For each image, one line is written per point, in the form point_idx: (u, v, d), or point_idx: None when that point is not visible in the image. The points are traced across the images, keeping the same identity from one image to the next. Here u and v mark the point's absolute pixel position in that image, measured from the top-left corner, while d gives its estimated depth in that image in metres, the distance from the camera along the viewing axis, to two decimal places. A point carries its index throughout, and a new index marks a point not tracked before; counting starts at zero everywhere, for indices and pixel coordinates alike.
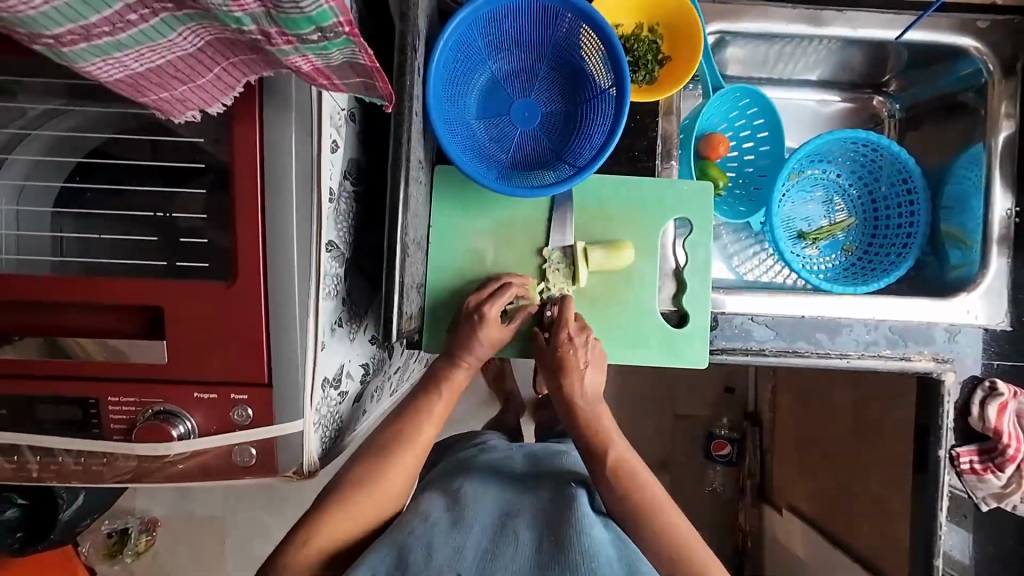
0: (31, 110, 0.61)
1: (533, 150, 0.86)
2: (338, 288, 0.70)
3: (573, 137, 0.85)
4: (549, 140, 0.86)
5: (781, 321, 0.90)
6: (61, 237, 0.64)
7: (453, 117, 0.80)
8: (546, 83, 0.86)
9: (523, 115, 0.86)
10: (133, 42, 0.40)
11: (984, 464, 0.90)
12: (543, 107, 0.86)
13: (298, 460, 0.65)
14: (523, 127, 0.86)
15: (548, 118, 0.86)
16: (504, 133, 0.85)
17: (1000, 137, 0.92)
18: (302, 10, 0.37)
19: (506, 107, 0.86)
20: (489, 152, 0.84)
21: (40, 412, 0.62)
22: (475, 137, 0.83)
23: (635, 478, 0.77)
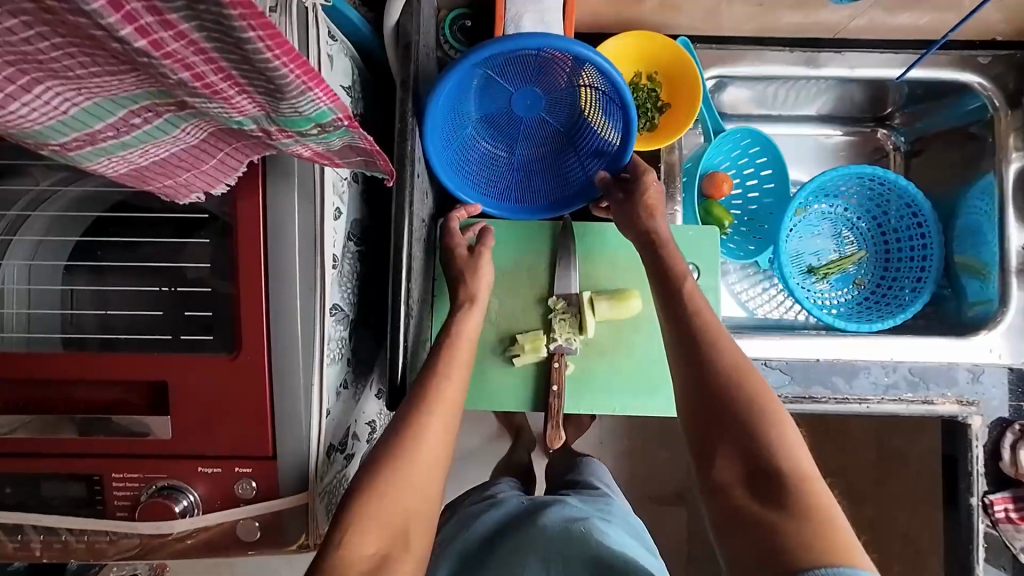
0: (33, 190, 0.61)
1: (540, 142, 0.85)
2: (343, 351, 0.69)
3: (580, 133, 0.84)
4: (555, 132, 0.85)
5: (794, 365, 0.88)
6: (72, 313, 0.64)
7: (454, 139, 0.81)
8: (544, 70, 0.77)
9: (525, 108, 0.81)
10: (138, 142, 0.41)
11: (1019, 513, 0.86)
12: (546, 99, 0.81)
13: (303, 533, 0.63)
14: (526, 118, 0.83)
15: (552, 101, 0.81)
16: (504, 124, 0.84)
17: (1010, 169, 0.91)
18: (300, 112, 0.36)
19: (507, 98, 0.80)
20: (496, 151, 0.85)
21: (44, 489, 0.61)
22: (480, 145, 0.84)
23: (730, 346, 0.68)
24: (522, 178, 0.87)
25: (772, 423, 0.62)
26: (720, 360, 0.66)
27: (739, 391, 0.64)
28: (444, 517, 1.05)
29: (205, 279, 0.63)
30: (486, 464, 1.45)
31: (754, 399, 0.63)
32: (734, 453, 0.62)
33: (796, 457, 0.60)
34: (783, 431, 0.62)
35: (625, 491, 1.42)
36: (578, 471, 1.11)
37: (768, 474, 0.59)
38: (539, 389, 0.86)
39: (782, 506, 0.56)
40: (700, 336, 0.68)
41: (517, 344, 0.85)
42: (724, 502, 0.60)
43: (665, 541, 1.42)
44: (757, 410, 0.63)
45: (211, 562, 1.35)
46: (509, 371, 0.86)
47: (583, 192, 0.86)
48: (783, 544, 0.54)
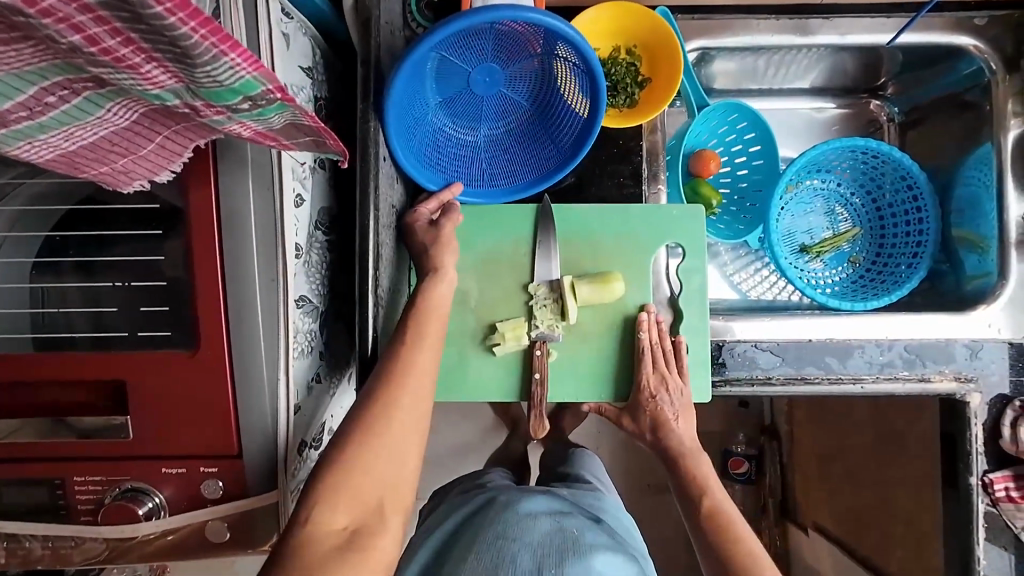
0: None
1: (507, 120, 0.82)
2: (313, 344, 0.67)
3: (548, 105, 0.80)
4: (521, 108, 0.81)
5: (787, 346, 0.84)
6: (42, 311, 0.60)
7: (417, 130, 0.77)
8: (499, 45, 0.72)
9: (485, 86, 0.77)
10: (58, 123, 0.38)
11: (1020, 491, 0.83)
12: (506, 73, 0.76)
13: (274, 533, 0.61)
14: (488, 96, 0.78)
15: (512, 77, 0.77)
16: (465, 106, 0.79)
17: (1009, 137, 0.87)
18: (222, 83, 0.33)
19: (464, 80, 0.76)
20: (459, 134, 0.81)
21: (4, 496, 0.59)
22: (442, 130, 0.80)
23: (703, 482, 0.78)
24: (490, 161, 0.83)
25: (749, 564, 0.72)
26: (702, 515, 0.77)
27: (724, 555, 0.73)
28: (432, 503, 1.04)
29: (159, 273, 0.60)
30: (481, 455, 1.43)
31: (729, 540, 0.74)
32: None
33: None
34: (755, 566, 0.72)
35: (622, 478, 1.41)
36: (570, 463, 1.09)
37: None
38: (522, 377, 0.83)
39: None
40: (687, 497, 0.78)
41: (497, 333, 0.82)
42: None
43: (663, 528, 1.40)
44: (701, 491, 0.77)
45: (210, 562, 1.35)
46: (491, 361, 0.83)
47: (562, 163, 0.80)
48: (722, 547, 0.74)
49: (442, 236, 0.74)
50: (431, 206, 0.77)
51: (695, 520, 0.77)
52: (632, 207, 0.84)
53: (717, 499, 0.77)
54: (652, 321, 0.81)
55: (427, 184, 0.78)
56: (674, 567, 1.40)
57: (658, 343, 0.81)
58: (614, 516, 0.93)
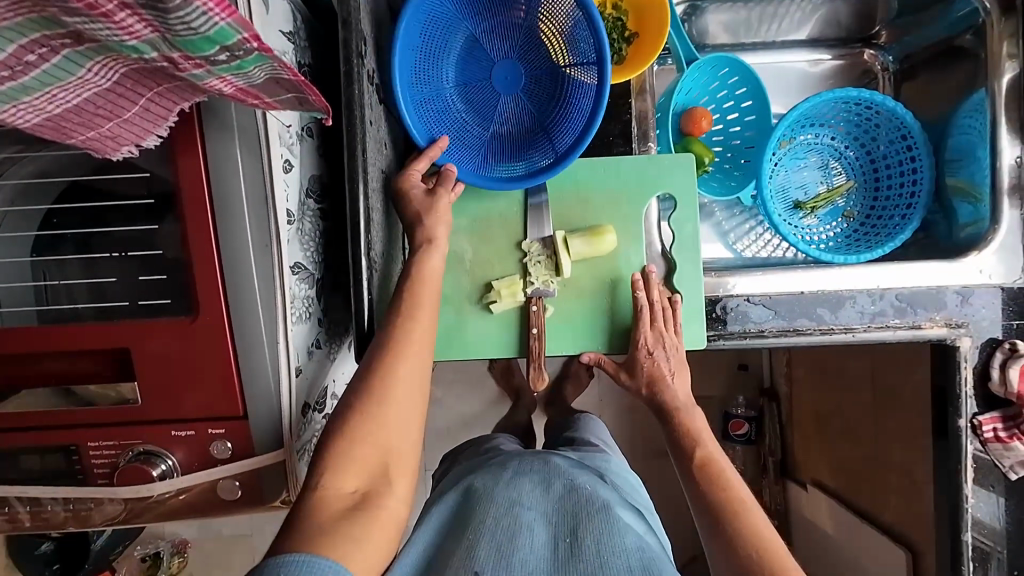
0: None
1: (516, 120, 0.82)
2: (311, 309, 0.68)
3: (557, 108, 0.80)
4: (532, 107, 0.82)
5: (779, 299, 0.85)
6: (44, 284, 0.61)
7: (425, 97, 0.78)
8: (529, 44, 0.80)
9: (504, 83, 0.81)
10: (39, 84, 0.38)
11: (1008, 432, 0.85)
12: (525, 71, 0.81)
13: (284, 490, 0.64)
14: (504, 92, 0.81)
15: (532, 79, 0.81)
16: (482, 99, 0.81)
17: (1004, 80, 0.84)
18: (196, 30, 0.34)
19: (486, 72, 0.81)
20: (467, 124, 0.81)
21: (23, 462, 0.62)
22: (454, 113, 0.80)
23: (699, 430, 0.80)
24: (499, 154, 0.82)
25: (739, 509, 0.72)
26: (696, 466, 0.77)
27: (715, 500, 0.74)
28: (443, 470, 1.07)
29: (154, 242, 0.61)
30: (487, 426, 1.46)
31: (721, 485, 0.75)
32: (721, 542, 0.70)
33: (764, 543, 0.69)
34: (744, 514, 0.72)
35: (627, 444, 1.44)
36: (574, 428, 1.11)
37: (745, 562, 0.68)
38: (519, 338, 0.85)
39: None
40: (683, 447, 0.80)
41: (494, 291, 0.83)
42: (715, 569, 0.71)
43: (666, 489, 1.43)
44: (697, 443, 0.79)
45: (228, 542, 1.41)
46: (489, 319, 0.85)
47: (553, 165, 0.77)
48: (717, 495, 0.74)
49: (434, 199, 0.73)
50: (421, 165, 0.74)
51: (690, 468, 0.78)
52: (624, 157, 0.83)
53: (712, 450, 0.79)
54: (650, 283, 0.82)
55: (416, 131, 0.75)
56: (677, 526, 1.44)
57: (659, 301, 0.82)
58: (621, 480, 0.94)
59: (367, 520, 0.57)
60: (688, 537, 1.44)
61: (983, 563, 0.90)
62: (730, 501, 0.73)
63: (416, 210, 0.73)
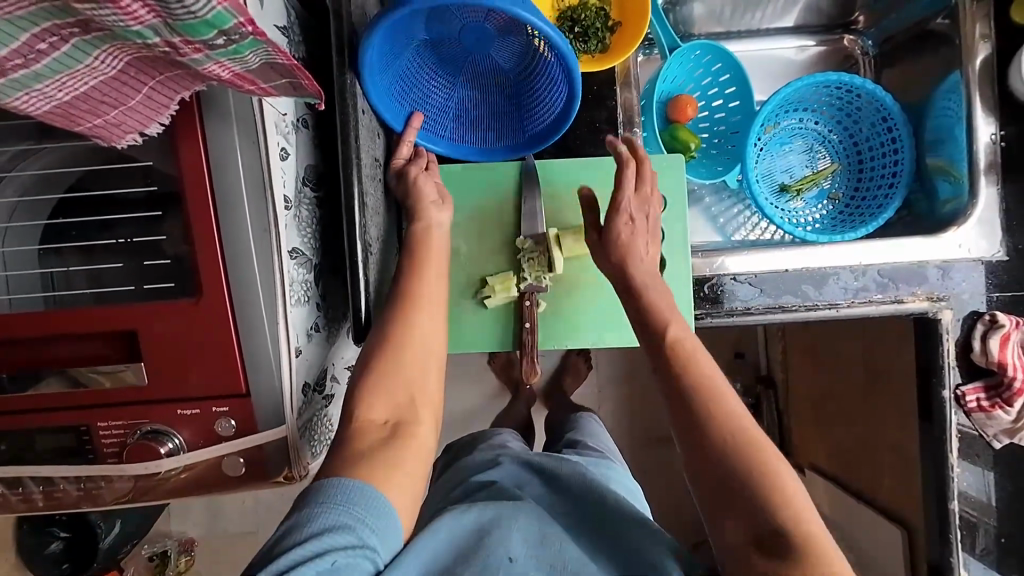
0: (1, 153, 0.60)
1: (485, 80, 0.80)
2: (309, 293, 0.71)
3: (530, 80, 0.78)
4: (504, 73, 0.79)
5: (764, 278, 0.88)
6: (53, 271, 0.64)
7: (393, 64, 0.75)
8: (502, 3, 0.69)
9: (475, 40, 0.74)
10: (51, 71, 0.41)
11: (991, 401, 0.87)
12: (499, 30, 0.72)
13: (286, 466, 0.66)
14: (474, 53, 0.76)
15: (505, 40, 0.74)
16: (452, 54, 0.76)
17: (977, 61, 0.87)
18: (196, 15, 0.36)
19: (455, 27, 0.72)
20: (433, 80, 0.80)
21: (38, 443, 0.65)
22: (426, 71, 0.79)
23: (682, 335, 0.69)
24: (474, 117, 0.83)
25: (749, 442, 0.60)
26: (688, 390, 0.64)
27: (716, 439, 0.61)
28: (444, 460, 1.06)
29: (159, 228, 0.63)
30: (487, 419, 1.48)
31: (715, 398, 0.63)
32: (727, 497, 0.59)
33: (785, 491, 0.58)
34: (751, 449, 0.60)
35: (627, 432, 1.46)
36: (576, 430, 1.12)
37: (764, 520, 0.57)
38: (513, 330, 0.87)
39: (776, 552, 0.55)
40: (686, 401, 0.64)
41: (488, 286, 0.85)
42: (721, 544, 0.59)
43: (666, 475, 1.45)
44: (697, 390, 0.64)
45: (230, 541, 1.42)
46: (484, 314, 0.86)
47: (512, 146, 0.83)
48: (717, 436, 0.61)
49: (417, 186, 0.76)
50: (404, 150, 0.78)
51: (675, 394, 0.65)
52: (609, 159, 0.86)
53: (704, 368, 0.66)
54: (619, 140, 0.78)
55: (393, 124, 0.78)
56: (678, 513, 1.45)
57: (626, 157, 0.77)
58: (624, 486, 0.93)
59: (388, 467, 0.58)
60: (688, 524, 1.45)
61: (970, 533, 0.91)
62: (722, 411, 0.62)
63: (408, 198, 0.77)
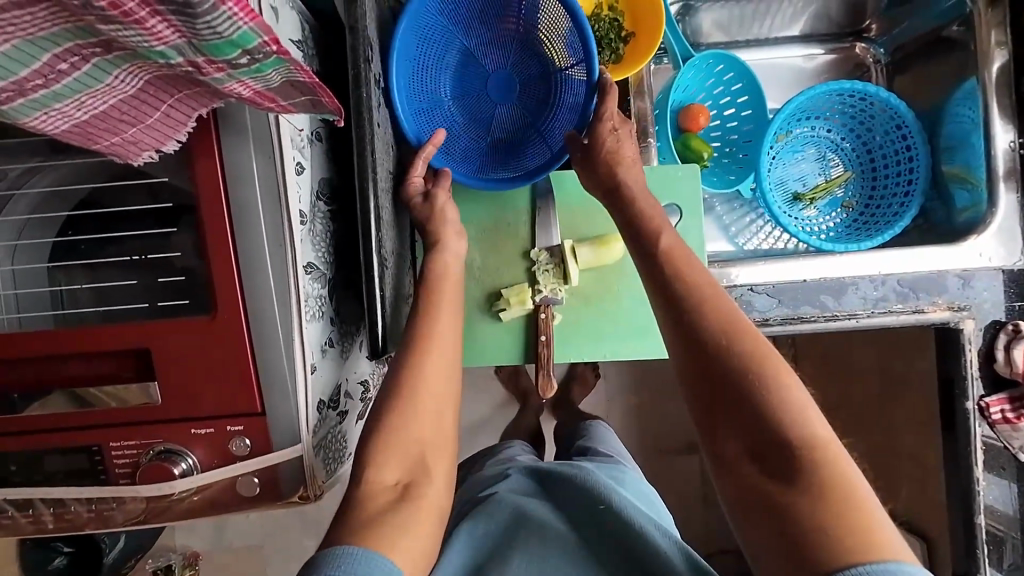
0: (12, 170, 0.60)
1: (508, 127, 0.86)
2: (324, 309, 0.70)
3: (550, 111, 0.84)
4: (526, 114, 0.86)
5: (782, 288, 0.87)
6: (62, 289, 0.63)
7: (422, 104, 0.81)
8: (519, 54, 0.84)
9: (498, 91, 0.85)
10: (70, 91, 0.40)
11: (1016, 413, 0.85)
12: (518, 81, 0.85)
13: (302, 486, 0.65)
14: (500, 102, 0.85)
15: (524, 88, 0.85)
16: (479, 108, 0.85)
17: (994, 68, 0.86)
18: (221, 35, 0.36)
19: (480, 82, 0.85)
20: (469, 133, 0.85)
21: (48, 464, 0.63)
22: (453, 122, 0.84)
23: (682, 258, 0.65)
24: (500, 161, 0.85)
25: (758, 366, 0.58)
26: (729, 362, 0.59)
27: (740, 383, 0.58)
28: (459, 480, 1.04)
29: (173, 245, 0.62)
30: (495, 432, 1.45)
31: (761, 366, 0.58)
32: (740, 428, 0.58)
33: (800, 415, 0.56)
34: (801, 415, 0.56)
35: (638, 444, 1.44)
36: (587, 437, 1.10)
37: (779, 447, 0.56)
38: (527, 343, 0.85)
39: (794, 481, 0.54)
40: (691, 331, 0.61)
41: (503, 299, 0.84)
42: (735, 479, 0.58)
43: (679, 486, 1.43)
44: (743, 361, 0.58)
45: (237, 554, 1.40)
46: (498, 327, 0.85)
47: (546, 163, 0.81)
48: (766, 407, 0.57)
49: (438, 205, 0.75)
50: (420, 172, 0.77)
51: (715, 368, 0.59)
52: None
53: (746, 333, 0.60)
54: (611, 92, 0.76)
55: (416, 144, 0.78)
56: (691, 526, 1.43)
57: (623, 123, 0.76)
58: (641, 495, 0.92)
59: (413, 515, 0.57)
60: (702, 536, 1.43)
61: (997, 548, 0.89)
62: (769, 380, 0.57)
63: (421, 210, 0.75)
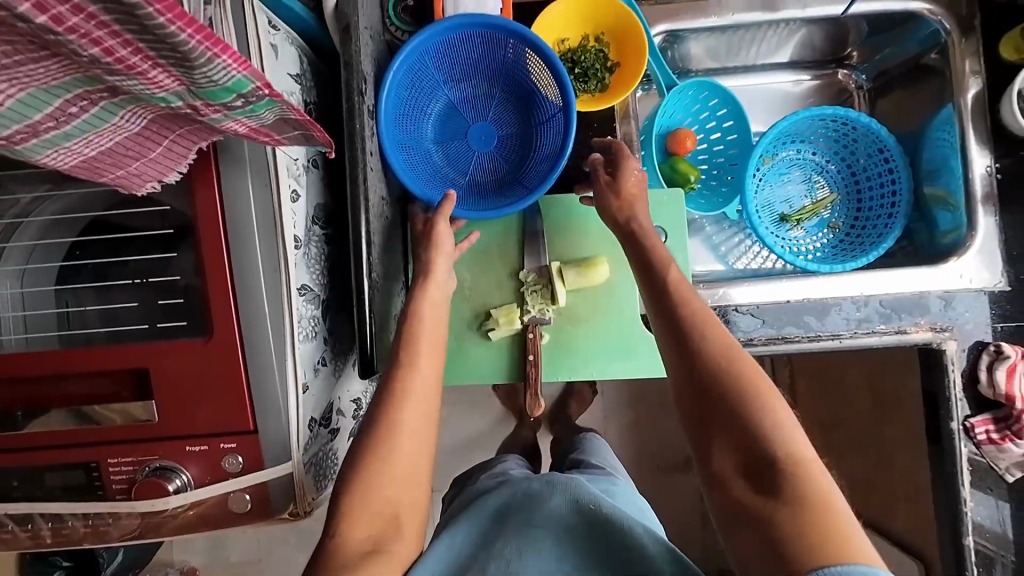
0: (23, 198, 0.63)
1: (489, 172, 0.89)
2: (317, 329, 0.72)
3: (530, 156, 0.88)
4: (506, 160, 0.89)
5: (766, 309, 0.88)
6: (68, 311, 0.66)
7: (409, 145, 0.85)
8: (502, 109, 0.89)
9: (479, 140, 0.89)
10: (78, 131, 0.43)
11: (1001, 433, 0.86)
12: (499, 131, 0.90)
13: (291, 502, 0.67)
14: (481, 149, 0.89)
15: (504, 139, 0.90)
16: (461, 154, 0.89)
17: (969, 95, 0.90)
18: (217, 82, 0.39)
19: (463, 131, 0.89)
20: (449, 176, 0.88)
21: (49, 479, 0.65)
22: (436, 164, 0.88)
23: (679, 282, 0.68)
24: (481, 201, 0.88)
25: (746, 384, 0.60)
26: (719, 382, 0.61)
27: (730, 403, 0.60)
28: (452, 496, 1.05)
29: (174, 268, 0.65)
30: (490, 447, 1.46)
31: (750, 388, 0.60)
32: (728, 443, 0.59)
33: (784, 432, 0.58)
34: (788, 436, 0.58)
35: (631, 460, 1.43)
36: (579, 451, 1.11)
37: (763, 462, 0.57)
38: (516, 362, 0.87)
39: (780, 495, 0.55)
40: (686, 349, 0.64)
41: (492, 319, 0.86)
42: (725, 497, 0.58)
43: (672, 504, 1.42)
44: (734, 382, 0.60)
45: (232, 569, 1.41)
46: (488, 346, 0.87)
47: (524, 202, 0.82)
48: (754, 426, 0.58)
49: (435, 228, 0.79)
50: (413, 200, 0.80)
51: (707, 386, 0.61)
52: None
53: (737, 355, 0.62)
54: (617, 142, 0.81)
55: (406, 181, 0.81)
56: (688, 543, 1.42)
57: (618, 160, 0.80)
58: (632, 506, 0.92)
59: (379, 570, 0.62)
60: (697, 555, 1.42)
61: (987, 568, 0.88)
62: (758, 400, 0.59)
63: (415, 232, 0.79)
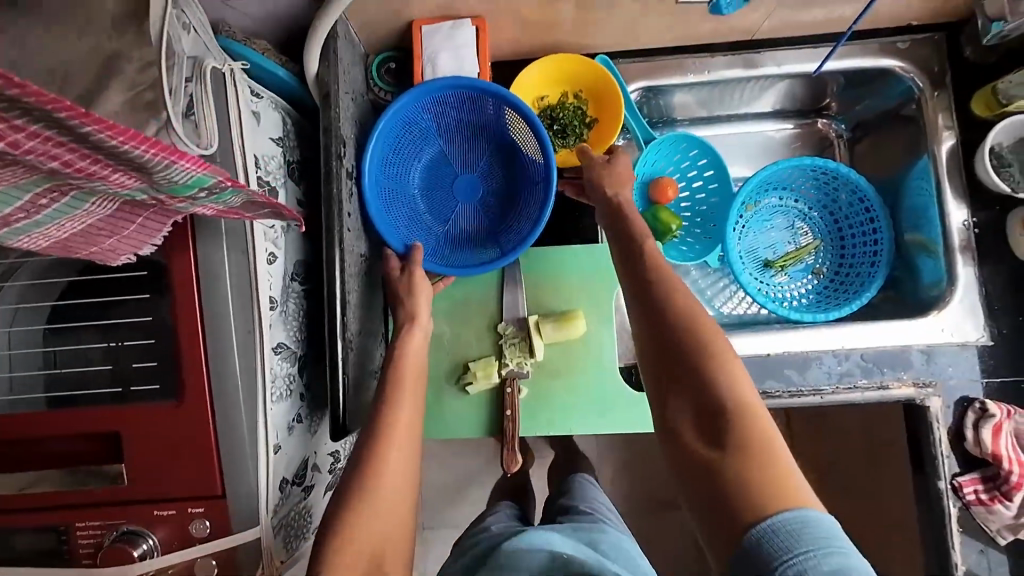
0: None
1: (472, 223, 0.91)
2: (292, 387, 0.73)
3: (512, 209, 0.90)
4: (489, 212, 0.91)
5: (746, 363, 0.88)
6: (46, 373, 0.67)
7: (393, 199, 0.87)
8: (486, 163, 0.91)
9: (463, 192, 0.91)
10: (49, 219, 0.45)
11: (990, 494, 0.83)
12: (483, 183, 0.92)
13: (259, 567, 0.66)
14: (465, 201, 0.91)
15: (488, 191, 0.91)
16: (445, 206, 0.91)
17: (944, 146, 0.92)
18: (178, 180, 0.40)
19: (447, 183, 0.91)
20: (432, 229, 0.90)
21: (18, 543, 0.65)
22: (420, 217, 0.89)
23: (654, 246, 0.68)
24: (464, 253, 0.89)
25: (709, 335, 0.60)
26: (683, 329, 0.61)
27: (692, 351, 0.59)
28: None
29: (149, 331, 0.66)
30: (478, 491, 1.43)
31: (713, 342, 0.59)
32: (683, 391, 0.59)
33: (740, 384, 0.58)
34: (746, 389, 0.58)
35: (621, 505, 1.40)
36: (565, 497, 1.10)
37: (717, 409, 0.57)
38: (494, 415, 0.87)
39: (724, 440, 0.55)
40: (652, 297, 0.64)
41: (470, 372, 0.86)
42: (676, 441, 0.58)
43: (663, 552, 1.38)
44: (699, 333, 0.60)
45: None
46: (466, 399, 0.87)
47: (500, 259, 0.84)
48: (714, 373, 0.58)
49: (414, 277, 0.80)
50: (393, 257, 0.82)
51: (672, 333, 0.61)
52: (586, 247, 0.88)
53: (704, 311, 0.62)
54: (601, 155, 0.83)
55: (387, 237, 0.82)
56: None
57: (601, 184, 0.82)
58: (620, 554, 0.89)
59: None
60: None
61: None
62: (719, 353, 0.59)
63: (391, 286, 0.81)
